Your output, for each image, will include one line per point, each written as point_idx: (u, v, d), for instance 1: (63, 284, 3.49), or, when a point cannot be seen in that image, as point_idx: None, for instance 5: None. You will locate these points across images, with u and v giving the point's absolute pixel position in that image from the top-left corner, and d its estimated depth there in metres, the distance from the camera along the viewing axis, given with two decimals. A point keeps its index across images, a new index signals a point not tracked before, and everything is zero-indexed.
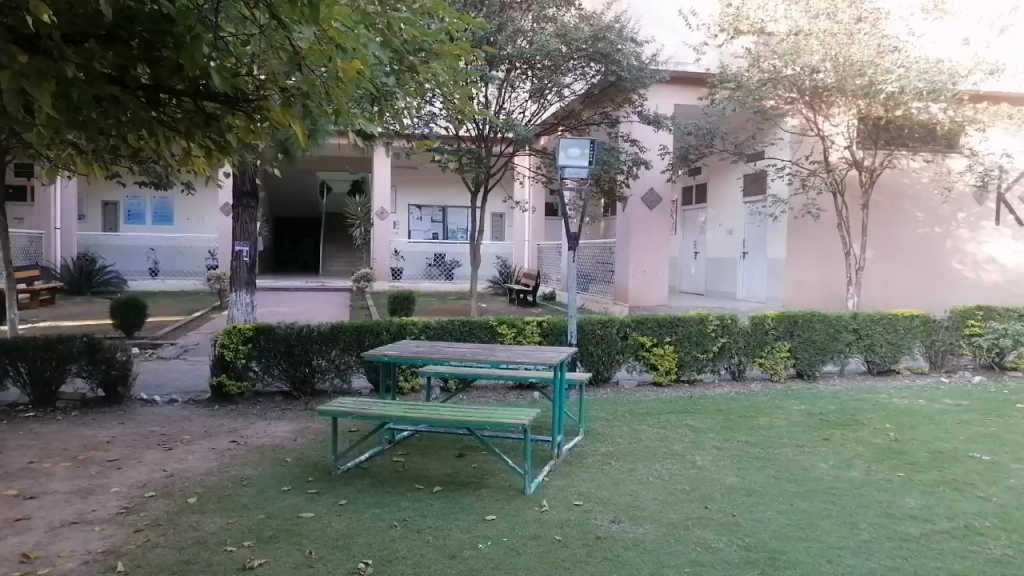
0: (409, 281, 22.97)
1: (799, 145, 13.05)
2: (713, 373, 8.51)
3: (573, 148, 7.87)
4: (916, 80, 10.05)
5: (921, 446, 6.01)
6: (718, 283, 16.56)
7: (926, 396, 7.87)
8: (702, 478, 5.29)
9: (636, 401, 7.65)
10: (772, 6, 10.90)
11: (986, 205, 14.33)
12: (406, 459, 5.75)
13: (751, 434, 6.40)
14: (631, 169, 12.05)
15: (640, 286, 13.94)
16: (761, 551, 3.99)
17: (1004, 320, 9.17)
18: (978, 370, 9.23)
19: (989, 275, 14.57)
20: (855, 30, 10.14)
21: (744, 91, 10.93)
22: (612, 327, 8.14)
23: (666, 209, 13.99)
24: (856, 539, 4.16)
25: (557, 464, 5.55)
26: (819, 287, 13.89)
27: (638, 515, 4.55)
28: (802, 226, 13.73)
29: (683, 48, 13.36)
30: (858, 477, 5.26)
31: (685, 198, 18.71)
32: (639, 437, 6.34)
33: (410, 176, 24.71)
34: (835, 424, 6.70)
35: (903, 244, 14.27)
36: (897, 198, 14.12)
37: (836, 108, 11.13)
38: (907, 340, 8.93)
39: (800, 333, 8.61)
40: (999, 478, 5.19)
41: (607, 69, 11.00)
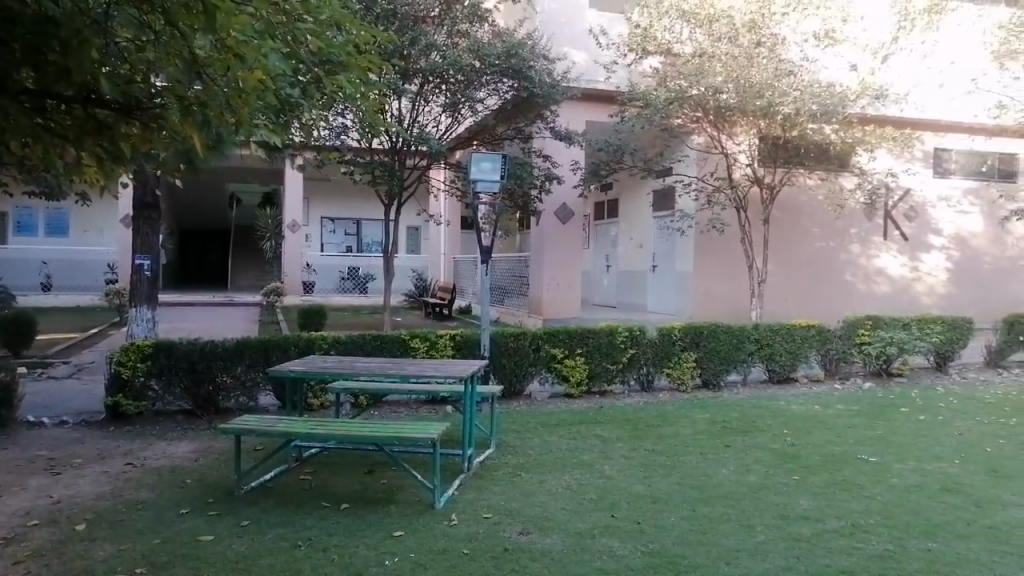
0: (322, 295, 22.54)
1: (704, 163, 13.52)
2: (623, 384, 8.71)
3: (484, 162, 7.92)
4: (810, 103, 10.59)
5: (815, 450, 6.31)
6: (629, 295, 16.94)
7: (821, 402, 8.27)
8: (609, 487, 5.39)
9: (547, 413, 7.73)
10: (678, 29, 11.30)
11: (874, 221, 15.26)
12: (313, 477, 5.63)
13: (658, 443, 6.57)
14: (544, 184, 12.21)
15: (553, 299, 14.15)
16: (663, 557, 4.10)
17: (891, 329, 9.74)
18: (868, 377, 9.75)
19: (879, 287, 15.47)
20: (755, 53, 10.67)
21: (651, 109, 11.26)
22: (525, 339, 8.22)
23: (578, 223, 14.24)
24: (752, 541, 4.33)
25: (467, 477, 5.55)
26: (724, 298, 14.39)
27: (546, 526, 4.59)
28: (707, 240, 14.23)
29: (594, 66, 13.69)
30: (757, 481, 5.47)
31: (597, 213, 19.10)
32: (549, 448, 6.41)
33: (323, 189, 24.31)
34: (737, 431, 6.96)
35: (801, 258, 14.98)
36: (795, 214, 14.83)
37: (738, 127, 11.63)
38: (803, 349, 9.36)
39: (705, 342, 8.91)
40: (883, 479, 5.50)
41: (520, 84, 11.15)
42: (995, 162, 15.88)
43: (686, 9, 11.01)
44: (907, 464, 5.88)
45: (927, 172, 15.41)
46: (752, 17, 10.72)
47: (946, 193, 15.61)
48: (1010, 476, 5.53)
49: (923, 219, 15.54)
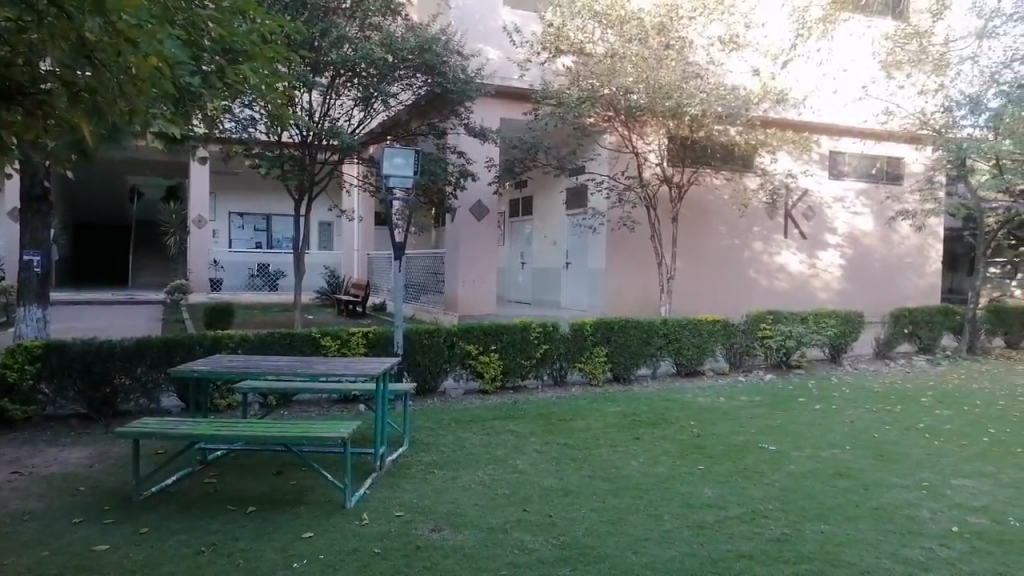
0: (230, 292, 21.83)
1: (615, 162, 13.80)
2: (536, 379, 8.79)
3: (397, 157, 7.83)
4: (715, 105, 10.97)
5: (720, 440, 6.54)
6: (544, 291, 17.11)
7: (725, 394, 8.58)
8: (522, 481, 5.44)
9: (461, 410, 7.72)
10: (589, 29, 11.48)
11: (776, 220, 15.95)
12: (218, 480, 5.44)
13: (570, 437, 6.65)
14: (459, 180, 12.18)
15: (468, 296, 14.14)
16: (574, 549, 4.16)
17: (790, 323, 10.19)
18: (769, 369, 10.18)
19: (781, 283, 16.16)
20: (664, 55, 10.94)
21: (564, 107, 11.41)
22: (439, 336, 8.19)
23: (493, 220, 14.28)
24: (659, 530, 4.45)
25: (379, 475, 5.48)
26: (635, 294, 14.72)
27: (458, 522, 4.59)
28: (619, 238, 14.54)
29: (508, 64, 13.76)
30: (664, 472, 5.62)
31: (512, 210, 19.21)
32: (463, 445, 6.41)
33: (231, 182, 23.54)
34: (646, 424, 7.14)
35: (708, 255, 15.48)
36: (702, 212, 15.33)
37: (649, 128, 11.94)
38: (709, 343, 9.69)
39: (616, 337, 9.10)
40: (782, 465, 5.76)
41: (434, 80, 11.09)
42: (882, 165, 16.89)
43: (598, 9, 11.21)
44: (803, 451, 6.18)
45: (823, 174, 16.21)
46: (661, 20, 10.99)
47: (841, 193, 16.50)
48: (895, 460, 5.89)
49: (820, 218, 16.36)
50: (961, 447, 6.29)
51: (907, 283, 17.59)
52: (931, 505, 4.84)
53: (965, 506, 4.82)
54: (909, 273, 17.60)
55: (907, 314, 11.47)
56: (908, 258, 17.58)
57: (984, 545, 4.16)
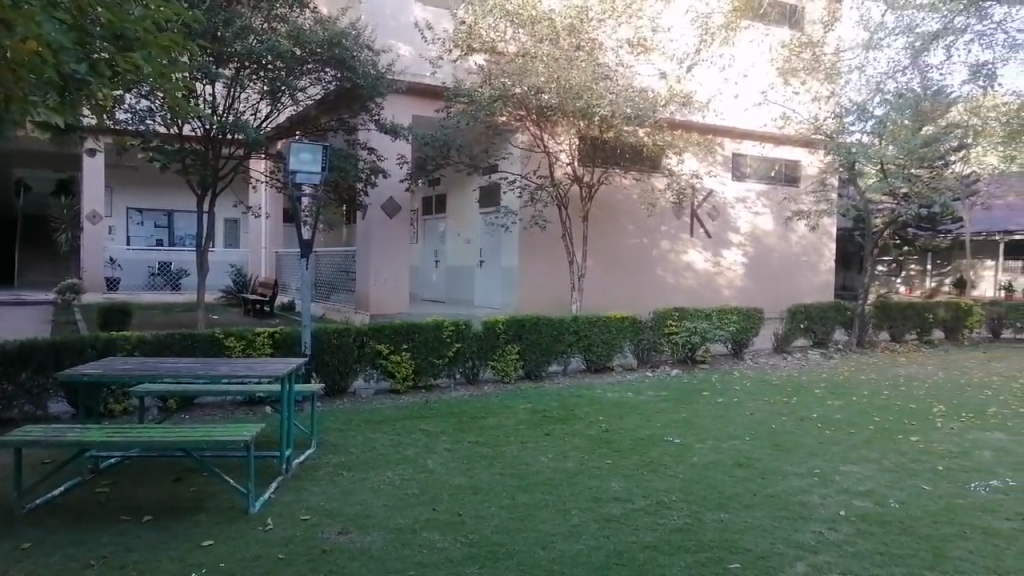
0: (128, 292, 20.86)
1: (527, 161, 13.92)
2: (448, 377, 8.77)
3: (303, 153, 7.63)
4: (624, 106, 11.19)
5: (627, 434, 6.69)
6: (458, 290, 17.09)
7: (633, 389, 8.80)
8: (431, 480, 5.41)
9: (371, 410, 7.61)
10: (501, 28, 11.52)
11: (682, 220, 16.45)
12: (111, 489, 5.17)
13: (480, 435, 6.67)
14: (370, 177, 11.98)
15: (380, 294, 13.96)
16: (482, 546, 4.18)
17: (694, 319, 10.52)
18: (675, 364, 10.50)
19: (687, 280, 16.68)
20: (575, 57, 11.08)
21: (476, 105, 11.42)
22: (348, 335, 8.05)
23: (405, 217, 14.14)
24: (568, 524, 4.51)
25: (284, 479, 5.35)
26: (547, 291, 14.87)
27: (365, 523, 4.54)
28: (531, 236, 14.66)
29: (419, 61, 13.65)
30: (572, 467, 5.70)
31: (425, 208, 19.10)
32: (372, 445, 6.33)
33: (129, 177, 22.47)
34: (556, 420, 7.23)
35: (618, 253, 15.80)
36: (612, 212, 15.62)
37: (560, 128, 12.09)
38: (618, 339, 9.91)
39: (528, 335, 9.18)
40: (685, 457, 5.96)
41: (343, 75, 10.87)
42: (781, 168, 17.68)
43: (510, 8, 11.26)
44: (706, 443, 6.40)
45: (726, 175, 16.80)
46: (571, 21, 11.19)
47: (742, 194, 17.17)
48: (789, 449, 6.18)
49: (723, 218, 16.98)
50: (849, 435, 6.66)
51: (804, 280, 18.50)
52: (822, 491, 5.10)
53: (851, 491, 5.10)
54: (805, 271, 18.52)
55: (803, 311, 12.04)
56: (805, 256, 18.49)
57: (868, 527, 4.41)
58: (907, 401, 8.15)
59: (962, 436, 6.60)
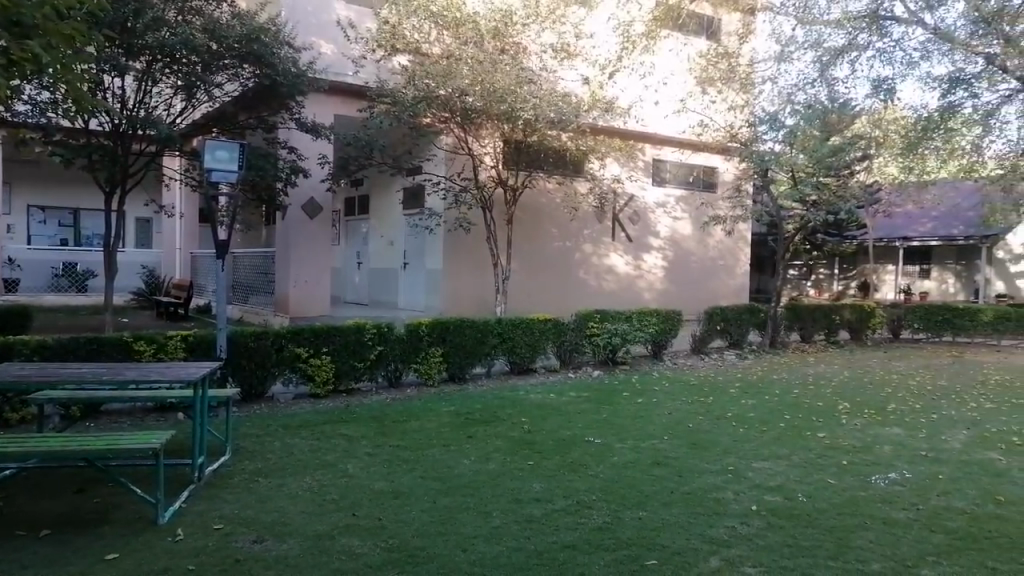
0: (28, 294, 19.76)
1: (452, 162, 13.89)
2: (370, 381, 8.65)
3: (219, 151, 7.40)
4: (547, 110, 11.26)
5: (548, 435, 6.76)
6: (381, 292, 16.89)
7: (555, 390, 8.88)
8: (351, 485, 5.33)
9: (289, 415, 7.42)
10: (425, 29, 11.49)
11: (605, 223, 16.72)
12: (6, 503, 4.88)
13: (402, 438, 6.60)
14: (290, 176, 11.71)
15: (300, 296, 13.66)
16: (401, 551, 4.13)
17: (615, 322, 10.71)
18: (597, 365, 10.66)
19: (609, 283, 16.96)
20: (499, 60, 11.11)
21: (399, 106, 11.29)
22: (266, 338, 7.85)
23: (326, 218, 13.88)
24: (488, 526, 4.51)
25: (196, 488, 5.17)
26: (471, 293, 14.85)
27: (281, 531, 4.42)
28: (455, 238, 14.61)
29: (341, 59, 13.43)
30: (494, 469, 5.71)
31: (347, 209, 18.80)
32: (290, 451, 6.18)
33: (30, 173, 21.27)
34: (478, 422, 7.22)
35: (543, 256, 15.92)
36: (537, 215, 15.73)
37: (484, 131, 12.10)
38: (541, 342, 9.97)
39: (451, 338, 9.14)
40: (606, 457, 6.06)
41: (261, 72, 10.59)
42: (699, 174, 18.24)
43: (434, 10, 11.25)
44: (625, 443, 6.52)
45: (647, 180, 17.17)
46: (495, 24, 11.27)
47: (663, 199, 17.60)
48: (705, 447, 6.36)
49: (644, 222, 17.35)
50: (761, 432, 6.92)
51: (719, 283, 19.10)
52: (735, 487, 5.26)
53: (762, 486, 5.28)
54: (721, 274, 19.12)
55: (719, 312, 12.41)
56: (721, 260, 19.10)
57: (777, 520, 4.58)
58: (815, 400, 8.50)
59: (864, 432, 6.94)
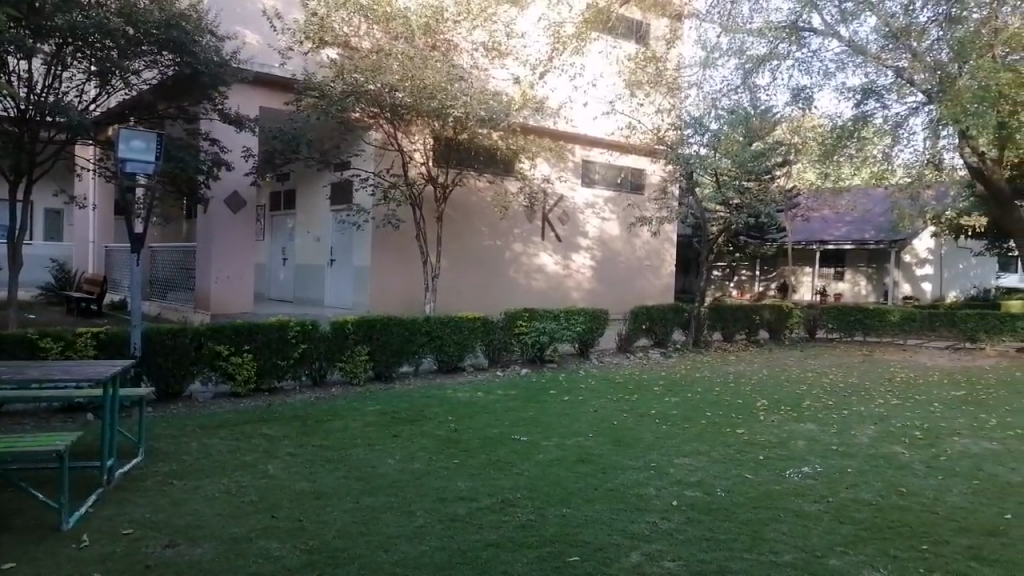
0: None
1: (381, 158, 13.71)
2: (293, 380, 8.45)
3: (134, 140, 7.08)
4: (478, 109, 11.22)
5: (475, 433, 6.74)
6: (307, 289, 16.55)
7: (482, 388, 8.87)
8: (271, 486, 5.19)
9: (208, 415, 7.18)
10: (355, 23, 11.30)
11: (535, 223, 16.80)
12: None
13: (326, 438, 6.48)
14: (211, 169, 11.34)
15: (221, 293, 13.25)
16: (322, 552, 4.05)
17: (543, 320, 10.77)
18: (525, 363, 10.71)
19: (537, 282, 17.06)
20: (429, 57, 11.00)
21: (326, 100, 11.05)
22: (185, 336, 7.57)
23: (250, 213, 13.51)
24: (411, 526, 4.47)
25: (104, 491, 4.94)
26: (400, 291, 14.70)
27: (196, 535, 4.27)
28: (384, 236, 14.44)
29: (267, 50, 13.08)
30: (419, 468, 5.67)
31: (272, 204, 18.34)
32: (208, 452, 5.98)
33: None
34: (404, 421, 7.15)
35: (473, 255, 15.87)
36: (468, 213, 15.66)
37: (415, 127, 12.00)
38: (469, 340, 9.94)
39: (377, 336, 9.02)
40: (532, 455, 6.08)
41: (182, 60, 10.22)
42: (627, 176, 18.54)
43: (363, 3, 11.08)
44: (551, 441, 6.56)
45: (576, 181, 17.36)
46: (426, 20, 11.16)
47: (592, 200, 17.81)
48: (629, 444, 6.46)
49: (573, 223, 17.54)
50: (684, 429, 7.07)
51: (645, 283, 19.48)
52: (656, 483, 5.36)
53: (683, 482, 5.40)
54: (647, 275, 19.51)
55: (644, 311, 12.64)
56: (648, 260, 19.49)
57: (696, 515, 4.68)
58: (734, 397, 8.75)
59: (780, 428, 7.18)
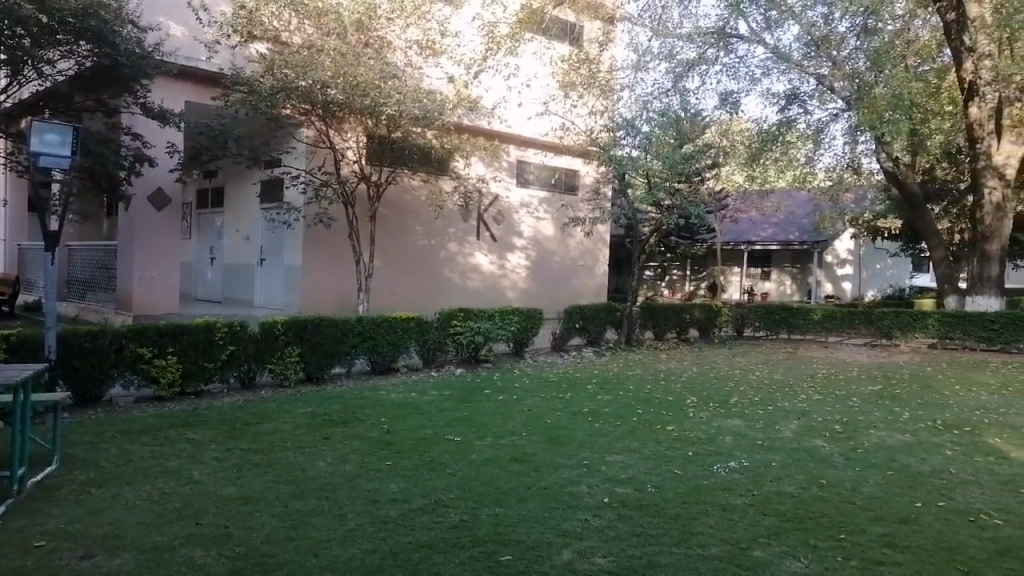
0: None
1: (312, 156, 13.47)
2: (221, 382, 8.22)
3: (49, 133, 6.75)
4: (411, 107, 11.12)
5: (408, 434, 6.68)
6: (236, 288, 16.12)
7: (416, 389, 8.79)
8: (197, 492, 5.04)
9: (129, 419, 6.93)
10: (285, 17, 11.07)
11: (470, 222, 16.77)
12: None
13: (255, 440, 6.34)
14: (134, 164, 10.94)
15: (145, 293, 12.79)
16: (249, 559, 3.95)
17: (477, 320, 10.76)
18: (459, 363, 10.69)
19: (473, 282, 17.05)
20: (362, 53, 10.83)
21: (255, 95, 10.78)
22: (104, 337, 7.27)
23: (175, 211, 13.07)
24: (342, 529, 4.39)
25: (14, 501, 4.71)
26: (332, 291, 14.47)
27: (114, 544, 4.11)
28: (315, 235, 14.17)
29: (193, 42, 12.68)
30: (350, 471, 5.58)
31: (199, 201, 17.79)
32: (128, 458, 5.76)
33: None
34: (336, 423, 7.03)
35: (407, 255, 15.72)
36: (402, 212, 15.50)
37: (347, 125, 11.81)
38: (404, 340, 9.84)
39: (309, 337, 8.85)
40: (465, 455, 6.07)
41: (101, 51, 9.82)
42: (561, 176, 18.73)
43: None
44: (485, 440, 6.56)
45: (511, 181, 17.41)
46: (359, 17, 10.99)
47: (527, 200, 17.90)
48: (562, 442, 6.53)
49: (508, 223, 17.60)
50: (616, 426, 7.18)
51: (579, 283, 19.71)
52: (589, 481, 5.42)
53: (614, 478, 5.48)
54: (581, 275, 19.74)
55: (578, 311, 12.77)
56: (582, 260, 19.72)
57: (628, 512, 4.74)
58: (665, 394, 8.92)
59: (709, 424, 7.36)
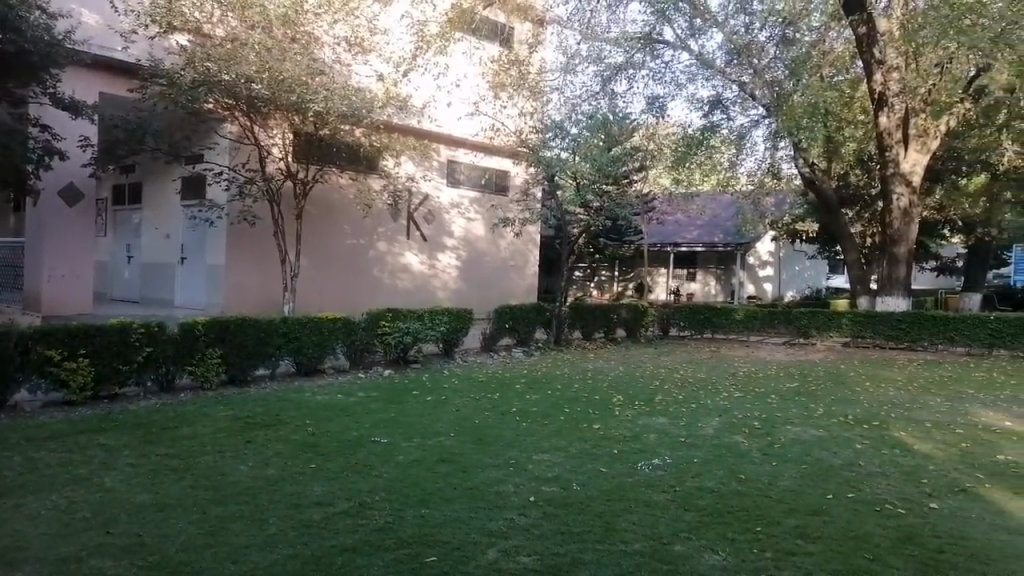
0: None
1: (236, 152, 13.09)
2: (137, 385, 7.91)
3: None
4: (339, 104, 10.95)
5: (333, 437, 6.56)
6: (154, 288, 15.54)
7: (343, 391, 8.65)
8: (109, 500, 4.83)
9: (37, 425, 6.60)
10: (208, 9, 10.68)
11: (400, 222, 16.60)
12: None
13: (172, 445, 6.12)
14: (43, 157, 10.43)
15: (55, 293, 12.20)
16: (163, 568, 3.81)
17: (406, 320, 10.68)
18: (387, 363, 10.58)
19: (402, 282, 16.89)
20: (288, 49, 10.61)
21: (176, 89, 10.33)
22: (7, 339, 6.90)
23: (88, 206, 12.50)
24: (263, 535, 4.28)
25: None
26: (256, 291, 14.09)
27: (16, 558, 3.89)
28: (239, 233, 13.77)
29: (108, 32, 12.16)
30: (273, 475, 5.44)
31: (115, 197, 17.08)
32: (34, 466, 5.48)
33: None
34: (259, 426, 6.85)
35: (334, 254, 15.45)
36: (329, 211, 15.22)
37: (273, 121, 11.49)
38: (330, 341, 9.68)
39: (230, 338, 8.60)
40: (391, 456, 6.01)
41: (6, 38, 9.32)
42: (491, 176, 18.76)
43: None
44: (411, 441, 6.50)
45: (441, 180, 17.34)
46: (286, 11, 10.75)
47: (457, 200, 17.87)
48: (490, 442, 6.54)
49: (438, 222, 17.51)
50: (543, 426, 7.23)
51: (510, 283, 19.78)
52: (517, 480, 5.44)
53: (541, 477, 5.52)
54: (511, 275, 19.81)
55: (508, 310, 12.81)
56: (512, 260, 19.80)
57: (554, 510, 4.78)
58: (592, 393, 9.04)
59: (634, 422, 7.48)
